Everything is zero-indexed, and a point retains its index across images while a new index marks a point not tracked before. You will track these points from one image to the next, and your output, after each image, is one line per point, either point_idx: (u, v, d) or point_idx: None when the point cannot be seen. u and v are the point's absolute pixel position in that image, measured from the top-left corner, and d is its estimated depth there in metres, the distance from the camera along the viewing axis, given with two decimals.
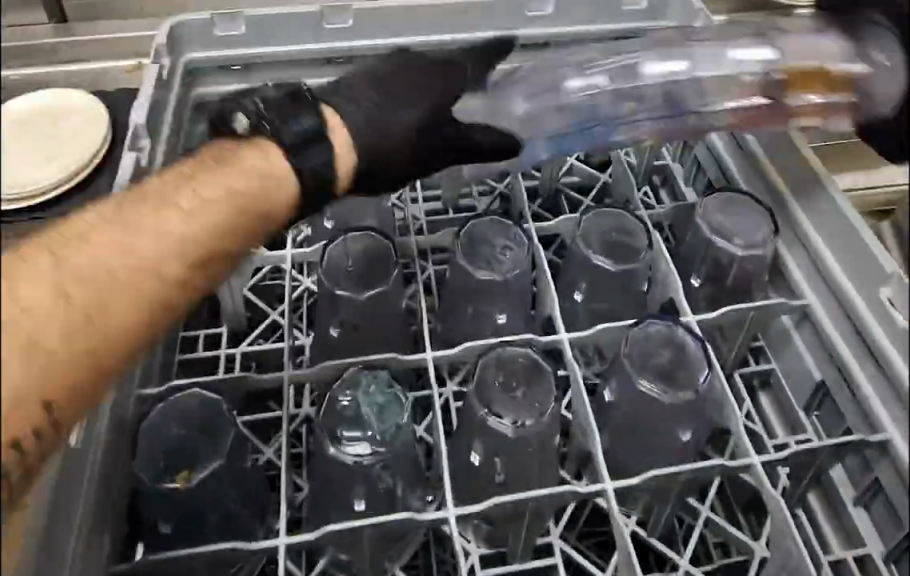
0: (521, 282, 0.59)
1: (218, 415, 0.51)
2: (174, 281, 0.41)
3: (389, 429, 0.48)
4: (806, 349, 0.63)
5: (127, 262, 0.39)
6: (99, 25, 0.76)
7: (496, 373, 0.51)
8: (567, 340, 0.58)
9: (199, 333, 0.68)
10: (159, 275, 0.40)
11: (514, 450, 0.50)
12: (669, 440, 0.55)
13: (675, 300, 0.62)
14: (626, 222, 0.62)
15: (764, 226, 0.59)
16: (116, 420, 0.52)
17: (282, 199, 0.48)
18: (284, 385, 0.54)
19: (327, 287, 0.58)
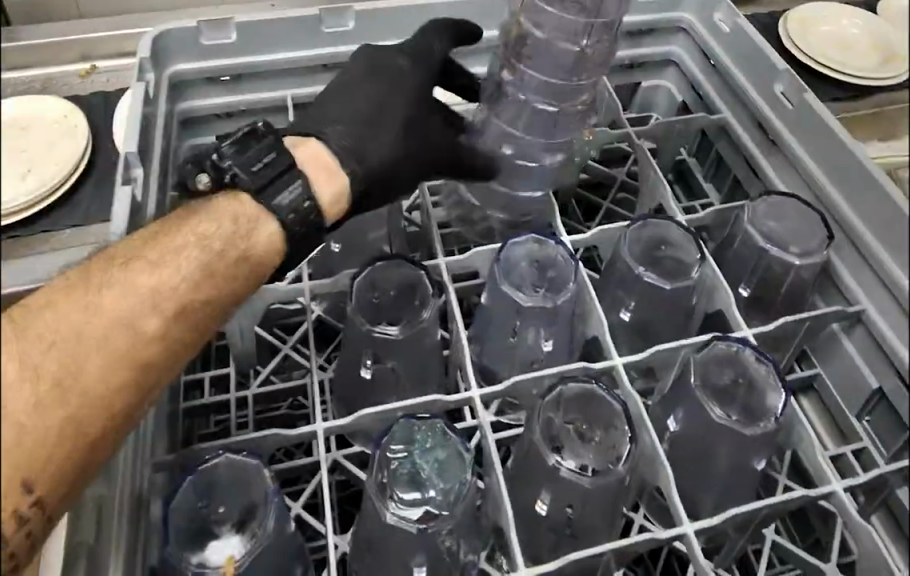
0: (568, 306, 0.54)
1: (248, 487, 0.43)
2: (156, 339, 0.44)
3: (452, 487, 0.43)
4: (858, 355, 0.59)
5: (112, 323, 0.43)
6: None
7: (561, 415, 0.47)
8: (622, 364, 0.54)
9: (203, 376, 0.61)
10: (139, 333, 0.44)
11: (589, 499, 0.45)
12: (741, 468, 0.50)
13: (722, 311, 0.60)
14: (672, 234, 0.59)
15: (819, 231, 0.58)
16: (133, 496, 0.45)
17: (263, 246, 0.49)
18: (319, 439, 0.49)
19: (358, 324, 0.52)
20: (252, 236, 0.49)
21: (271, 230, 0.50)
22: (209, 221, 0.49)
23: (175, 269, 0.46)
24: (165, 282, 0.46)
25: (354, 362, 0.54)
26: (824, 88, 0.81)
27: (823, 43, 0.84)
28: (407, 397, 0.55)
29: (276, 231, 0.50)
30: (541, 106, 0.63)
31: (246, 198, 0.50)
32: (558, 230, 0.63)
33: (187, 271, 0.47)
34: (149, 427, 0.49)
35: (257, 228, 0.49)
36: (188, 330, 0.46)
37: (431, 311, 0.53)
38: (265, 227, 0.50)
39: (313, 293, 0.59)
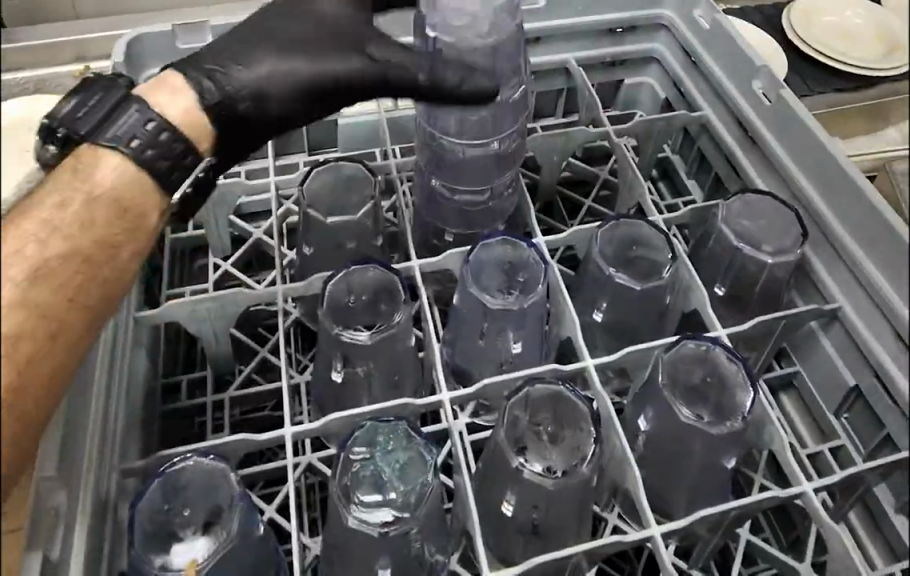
0: (538, 308, 0.54)
1: (212, 490, 0.43)
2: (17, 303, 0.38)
3: (413, 489, 0.43)
4: (835, 353, 0.59)
5: None
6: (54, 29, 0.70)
7: (528, 417, 0.47)
8: (593, 366, 0.54)
9: (180, 379, 0.62)
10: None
11: (553, 502, 0.45)
12: (714, 469, 0.50)
13: (697, 310, 0.59)
14: (644, 234, 0.59)
15: (792, 230, 0.58)
16: (99, 499, 0.46)
17: (120, 184, 0.45)
18: (287, 444, 0.50)
19: (327, 327, 0.53)
20: (97, 178, 0.44)
21: (119, 163, 0.45)
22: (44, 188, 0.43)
23: (15, 233, 0.40)
24: (6, 248, 0.39)
25: (326, 367, 0.54)
26: (824, 80, 0.80)
27: (825, 33, 0.84)
28: (380, 399, 0.55)
29: (129, 165, 0.45)
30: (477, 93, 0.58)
31: (80, 147, 0.46)
32: (535, 231, 0.63)
33: (29, 237, 0.40)
34: (118, 432, 0.49)
35: (97, 168, 0.45)
36: (65, 283, 0.41)
37: (403, 315, 0.53)
38: (107, 162, 0.45)
39: (285, 296, 0.59)
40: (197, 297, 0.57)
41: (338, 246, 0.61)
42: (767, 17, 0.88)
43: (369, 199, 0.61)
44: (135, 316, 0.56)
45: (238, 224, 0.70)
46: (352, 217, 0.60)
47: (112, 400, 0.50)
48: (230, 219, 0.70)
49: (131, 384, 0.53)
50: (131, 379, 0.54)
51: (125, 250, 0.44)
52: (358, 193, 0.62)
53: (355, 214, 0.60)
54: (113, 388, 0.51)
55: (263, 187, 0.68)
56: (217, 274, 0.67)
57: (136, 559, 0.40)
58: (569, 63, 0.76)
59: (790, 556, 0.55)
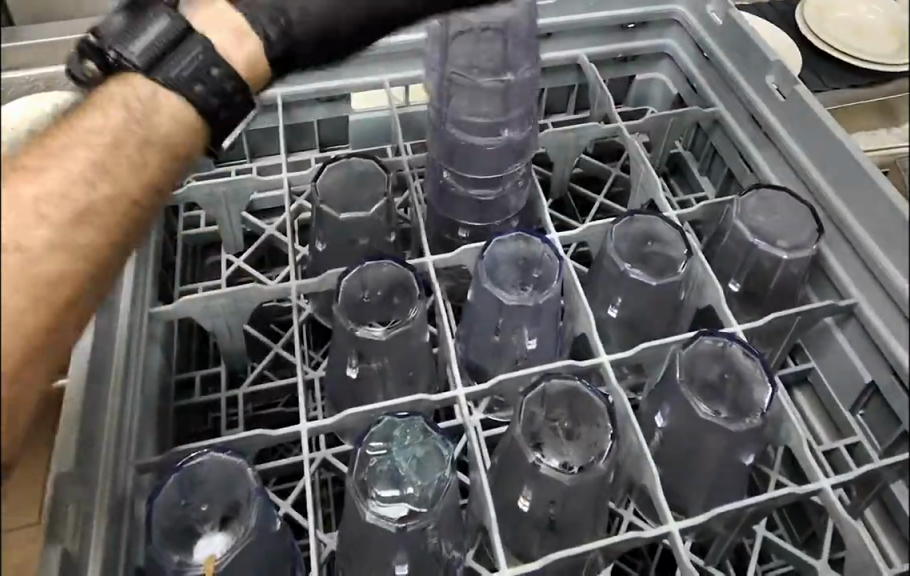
0: (552, 303, 0.54)
1: (229, 485, 0.43)
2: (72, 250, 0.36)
3: (430, 484, 0.43)
4: (851, 349, 0.58)
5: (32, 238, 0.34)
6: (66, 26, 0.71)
7: (544, 412, 0.47)
8: (609, 362, 0.53)
9: (194, 375, 0.62)
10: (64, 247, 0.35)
11: (570, 498, 0.45)
12: (730, 465, 0.50)
13: (712, 307, 0.59)
14: (659, 229, 0.59)
15: (807, 226, 0.57)
16: (116, 494, 0.46)
17: (171, 124, 0.43)
18: (303, 439, 0.50)
19: (341, 322, 0.53)
20: (154, 115, 0.43)
21: (173, 103, 0.43)
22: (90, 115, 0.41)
23: (60, 160, 0.38)
24: (60, 180, 0.37)
25: (341, 363, 0.54)
26: (840, 75, 0.81)
27: (838, 29, 0.84)
28: (395, 395, 0.55)
29: (182, 105, 0.44)
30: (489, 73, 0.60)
31: (131, 79, 0.44)
32: (548, 227, 0.63)
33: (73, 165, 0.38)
34: (134, 428, 0.49)
35: (153, 106, 0.43)
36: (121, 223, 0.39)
37: (418, 311, 0.53)
38: (164, 101, 0.43)
39: (299, 293, 0.59)
40: (211, 294, 0.57)
41: (350, 242, 0.61)
42: (779, 13, 0.88)
43: (381, 196, 0.61)
44: (151, 312, 0.56)
45: (251, 220, 0.70)
46: (363, 214, 0.60)
47: (128, 396, 0.50)
48: (243, 215, 0.70)
49: (145, 379, 0.54)
50: (147, 374, 0.54)
51: (169, 123, 0.43)
52: (371, 189, 0.62)
53: (368, 210, 0.60)
54: (129, 383, 0.51)
55: (276, 183, 0.68)
56: (230, 271, 0.68)
57: (156, 554, 0.40)
58: (581, 59, 0.76)
59: (807, 553, 0.55)
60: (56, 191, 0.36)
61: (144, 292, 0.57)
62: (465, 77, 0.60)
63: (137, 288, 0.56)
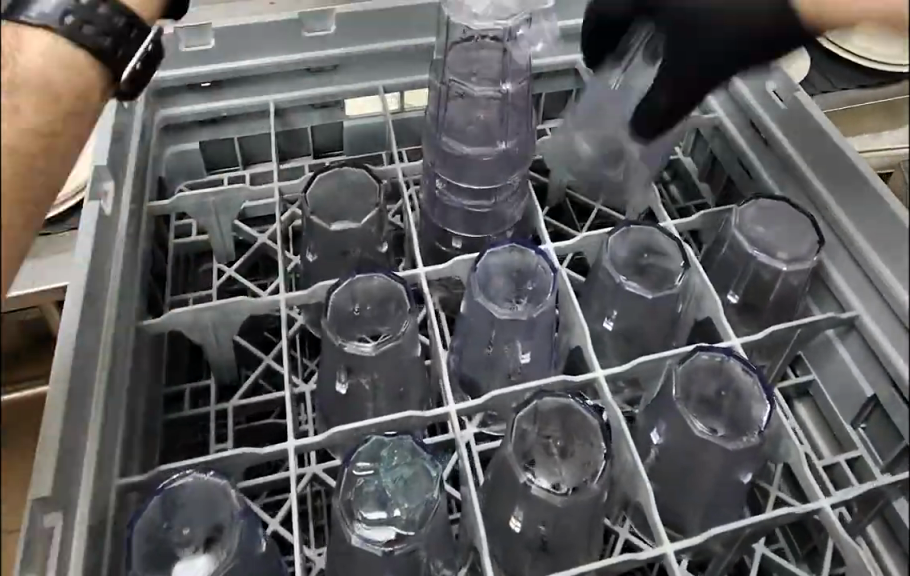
0: (546, 317, 0.53)
1: (212, 507, 0.42)
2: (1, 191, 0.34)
3: (418, 505, 0.42)
4: (853, 362, 0.57)
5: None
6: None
7: (537, 430, 0.46)
8: (604, 377, 0.52)
9: (184, 388, 0.61)
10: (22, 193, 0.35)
11: (561, 520, 0.44)
12: (727, 484, 0.49)
13: (710, 319, 0.58)
14: (656, 241, 0.58)
15: (807, 237, 0.56)
16: (97, 514, 0.45)
17: (49, 58, 0.39)
18: (290, 457, 0.49)
19: (330, 337, 0.51)
20: (23, 46, 0.39)
21: (46, 39, 0.40)
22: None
23: None
24: None
25: (330, 378, 0.53)
26: (846, 74, 0.77)
27: None
28: (386, 411, 0.54)
29: (58, 40, 0.40)
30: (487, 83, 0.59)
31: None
32: (544, 237, 0.62)
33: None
34: (118, 446, 0.48)
35: (23, 40, 0.39)
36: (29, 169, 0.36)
37: (409, 324, 0.52)
38: (34, 36, 0.40)
39: (288, 305, 0.58)
40: (198, 307, 0.56)
41: (341, 253, 0.60)
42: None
43: (373, 207, 0.60)
44: (137, 326, 0.55)
45: (243, 228, 0.69)
46: (354, 224, 0.59)
47: (113, 412, 0.49)
48: (235, 223, 0.69)
49: (132, 395, 0.52)
50: (132, 389, 0.53)
51: (52, 67, 0.39)
52: (364, 201, 0.61)
53: (358, 221, 0.59)
54: (114, 400, 0.50)
55: (267, 193, 0.67)
56: (222, 280, 0.67)
57: None
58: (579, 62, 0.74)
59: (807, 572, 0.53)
60: None
61: (131, 305, 0.56)
62: (460, 85, 0.59)
63: (124, 302, 0.55)
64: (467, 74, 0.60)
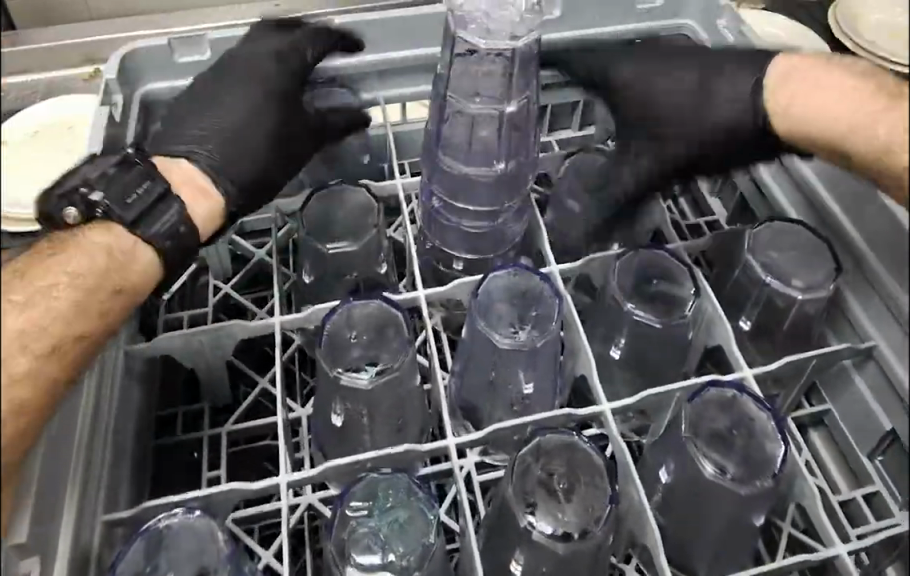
0: (550, 347, 0.51)
1: (199, 548, 0.40)
2: (25, 378, 0.38)
3: (414, 550, 0.40)
4: (870, 394, 0.55)
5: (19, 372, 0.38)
6: (49, 34, 0.67)
7: (541, 467, 0.44)
8: (610, 409, 0.50)
9: (176, 412, 0.59)
10: (40, 383, 0.39)
11: (563, 565, 0.42)
12: (739, 526, 0.46)
13: (721, 346, 0.56)
14: (666, 266, 0.55)
15: (824, 264, 0.54)
16: (80, 551, 0.43)
17: (136, 273, 0.47)
18: (282, 492, 0.47)
19: (325, 368, 0.49)
20: (125, 263, 0.46)
21: (146, 258, 0.48)
22: (77, 256, 0.44)
23: (39, 300, 0.41)
24: (23, 322, 0.39)
25: (326, 408, 0.50)
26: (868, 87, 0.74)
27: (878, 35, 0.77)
28: (383, 442, 0.52)
29: (154, 260, 0.48)
30: (488, 103, 0.56)
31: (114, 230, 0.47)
32: (548, 259, 0.60)
33: (59, 303, 0.41)
34: (104, 478, 0.46)
35: (131, 256, 0.47)
36: (62, 371, 0.40)
37: (408, 355, 0.50)
38: (138, 255, 0.47)
39: (283, 329, 0.56)
40: (191, 331, 0.54)
41: (339, 276, 0.58)
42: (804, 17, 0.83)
43: (371, 228, 0.58)
44: (126, 351, 0.53)
45: (239, 244, 0.67)
46: (352, 245, 0.57)
47: (98, 442, 0.47)
48: (231, 238, 0.67)
49: (119, 422, 0.50)
50: (122, 415, 0.51)
51: (130, 283, 0.46)
52: (363, 221, 0.58)
53: (356, 243, 0.57)
54: (99, 429, 0.48)
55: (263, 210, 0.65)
56: (217, 298, 0.64)
57: None
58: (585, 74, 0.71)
59: None
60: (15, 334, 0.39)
61: (121, 327, 0.53)
62: (461, 104, 0.56)
63: None
64: (469, 92, 0.56)
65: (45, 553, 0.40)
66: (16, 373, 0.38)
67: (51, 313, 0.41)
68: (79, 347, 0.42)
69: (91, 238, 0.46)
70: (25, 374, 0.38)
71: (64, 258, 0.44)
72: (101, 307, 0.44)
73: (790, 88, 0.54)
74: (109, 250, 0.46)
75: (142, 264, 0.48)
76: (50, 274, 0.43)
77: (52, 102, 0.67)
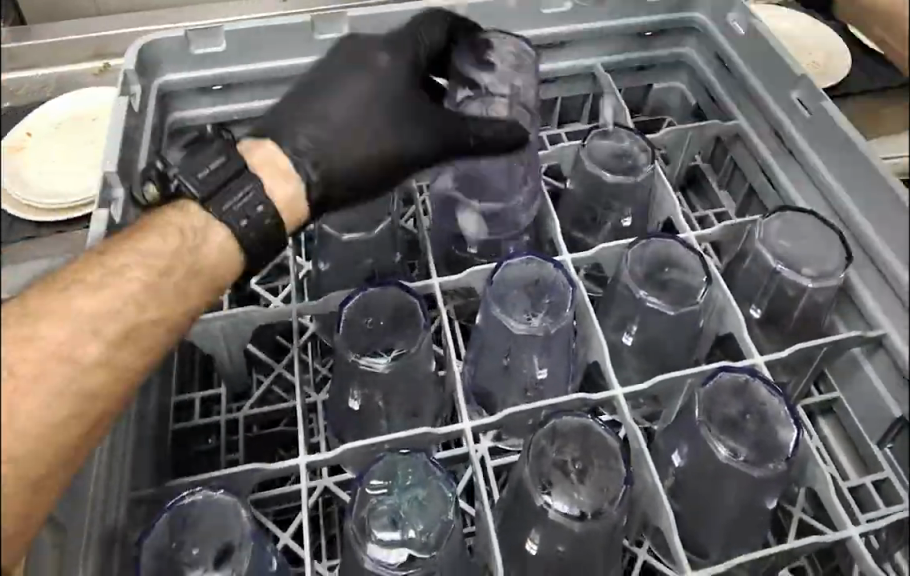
0: (564, 333, 0.52)
1: (223, 523, 0.40)
2: (96, 365, 0.38)
3: (434, 527, 0.40)
4: (880, 382, 0.55)
5: (89, 360, 0.38)
6: (65, 28, 0.67)
7: (557, 449, 0.45)
8: (623, 394, 0.51)
9: (194, 397, 0.60)
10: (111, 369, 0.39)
11: (579, 543, 0.42)
12: (751, 509, 0.47)
13: (732, 334, 0.57)
14: (677, 255, 0.56)
15: (834, 253, 0.55)
16: (104, 530, 0.43)
17: (214, 253, 0.45)
18: (301, 473, 0.48)
19: (343, 353, 0.50)
20: (198, 245, 0.45)
21: (220, 235, 0.45)
22: (150, 236, 0.43)
23: (115, 283, 0.40)
24: (96, 306, 0.39)
25: (343, 392, 0.51)
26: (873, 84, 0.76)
27: None
28: (399, 427, 0.52)
29: (228, 236, 0.46)
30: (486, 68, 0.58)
31: (188, 207, 0.46)
32: (560, 248, 0.60)
33: (129, 287, 0.41)
34: (127, 456, 0.47)
35: (205, 235, 0.45)
36: (141, 357, 0.40)
37: (424, 339, 0.51)
38: (214, 233, 0.45)
39: (300, 315, 0.57)
40: (210, 317, 0.55)
41: (354, 263, 0.59)
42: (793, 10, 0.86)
43: (386, 217, 0.59)
44: None
45: None
46: (368, 235, 0.58)
47: (122, 423, 0.48)
48: None
49: (143, 404, 0.51)
50: (141, 393, 0.51)
51: (206, 262, 0.45)
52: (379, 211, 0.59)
53: (370, 232, 0.58)
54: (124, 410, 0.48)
55: None
56: (232, 286, 0.65)
57: None
58: (596, 69, 0.73)
59: None
60: (85, 320, 0.38)
61: None
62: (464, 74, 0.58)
63: None
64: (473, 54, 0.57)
65: None
66: (87, 360, 0.38)
67: (121, 295, 0.40)
68: (154, 332, 0.41)
69: (173, 217, 0.45)
70: (96, 362, 0.38)
71: (140, 240, 0.43)
72: (177, 287, 0.43)
73: None
74: (185, 229, 0.44)
75: (221, 247, 0.45)
76: (128, 256, 0.42)
77: (70, 97, 0.68)
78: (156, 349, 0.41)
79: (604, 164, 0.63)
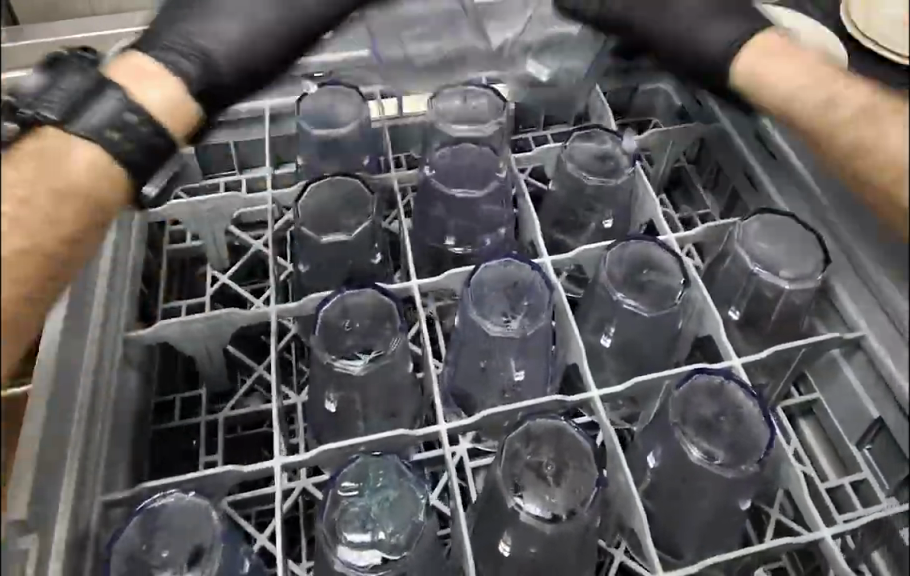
0: (541, 335, 0.52)
1: (197, 523, 0.40)
2: None
3: (404, 528, 0.40)
4: (858, 384, 0.55)
5: None
6: (58, 27, 0.67)
7: (531, 452, 0.44)
8: (599, 397, 0.51)
9: (174, 398, 0.60)
10: None
11: (551, 544, 0.42)
12: (726, 511, 0.47)
13: (711, 336, 0.57)
14: (657, 257, 0.56)
15: (813, 257, 0.54)
16: (77, 534, 0.43)
17: (83, 166, 0.43)
18: (277, 474, 0.47)
19: (320, 355, 0.50)
20: (66, 161, 0.42)
21: (86, 146, 0.43)
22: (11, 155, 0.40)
23: None
24: None
25: (320, 394, 0.51)
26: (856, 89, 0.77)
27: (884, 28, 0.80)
28: (377, 428, 0.52)
29: (98, 151, 0.44)
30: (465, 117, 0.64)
31: (48, 129, 0.43)
32: (540, 250, 0.60)
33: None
34: (102, 457, 0.47)
35: (70, 150, 0.43)
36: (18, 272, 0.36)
37: (401, 341, 0.50)
38: (78, 147, 0.43)
39: (280, 317, 0.56)
40: (188, 319, 0.55)
41: (333, 264, 0.59)
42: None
43: (366, 218, 0.59)
44: (126, 335, 0.54)
45: (238, 235, 0.68)
46: (346, 237, 0.58)
47: (97, 424, 0.48)
48: (231, 229, 0.68)
49: (118, 405, 0.51)
50: (120, 396, 0.51)
51: (80, 174, 0.42)
52: (361, 212, 0.59)
53: (349, 233, 0.58)
54: (99, 412, 0.48)
55: (260, 201, 0.65)
56: (214, 288, 0.66)
57: None
58: (581, 70, 0.73)
59: None
60: None
61: (119, 314, 0.54)
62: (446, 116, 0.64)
63: (112, 308, 0.53)
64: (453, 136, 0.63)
65: (45, 529, 0.41)
66: None
67: None
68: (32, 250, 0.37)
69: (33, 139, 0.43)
70: None
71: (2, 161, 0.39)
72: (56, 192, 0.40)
73: (766, 58, 0.54)
74: (46, 146, 0.42)
75: (95, 153, 0.44)
76: None
77: None
78: (34, 265, 0.37)
79: (585, 167, 0.63)
